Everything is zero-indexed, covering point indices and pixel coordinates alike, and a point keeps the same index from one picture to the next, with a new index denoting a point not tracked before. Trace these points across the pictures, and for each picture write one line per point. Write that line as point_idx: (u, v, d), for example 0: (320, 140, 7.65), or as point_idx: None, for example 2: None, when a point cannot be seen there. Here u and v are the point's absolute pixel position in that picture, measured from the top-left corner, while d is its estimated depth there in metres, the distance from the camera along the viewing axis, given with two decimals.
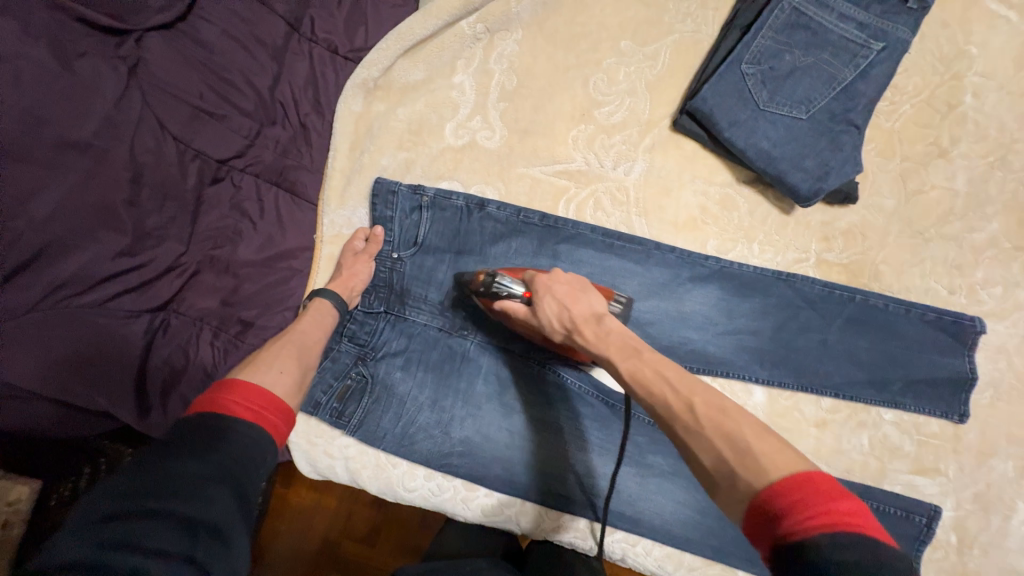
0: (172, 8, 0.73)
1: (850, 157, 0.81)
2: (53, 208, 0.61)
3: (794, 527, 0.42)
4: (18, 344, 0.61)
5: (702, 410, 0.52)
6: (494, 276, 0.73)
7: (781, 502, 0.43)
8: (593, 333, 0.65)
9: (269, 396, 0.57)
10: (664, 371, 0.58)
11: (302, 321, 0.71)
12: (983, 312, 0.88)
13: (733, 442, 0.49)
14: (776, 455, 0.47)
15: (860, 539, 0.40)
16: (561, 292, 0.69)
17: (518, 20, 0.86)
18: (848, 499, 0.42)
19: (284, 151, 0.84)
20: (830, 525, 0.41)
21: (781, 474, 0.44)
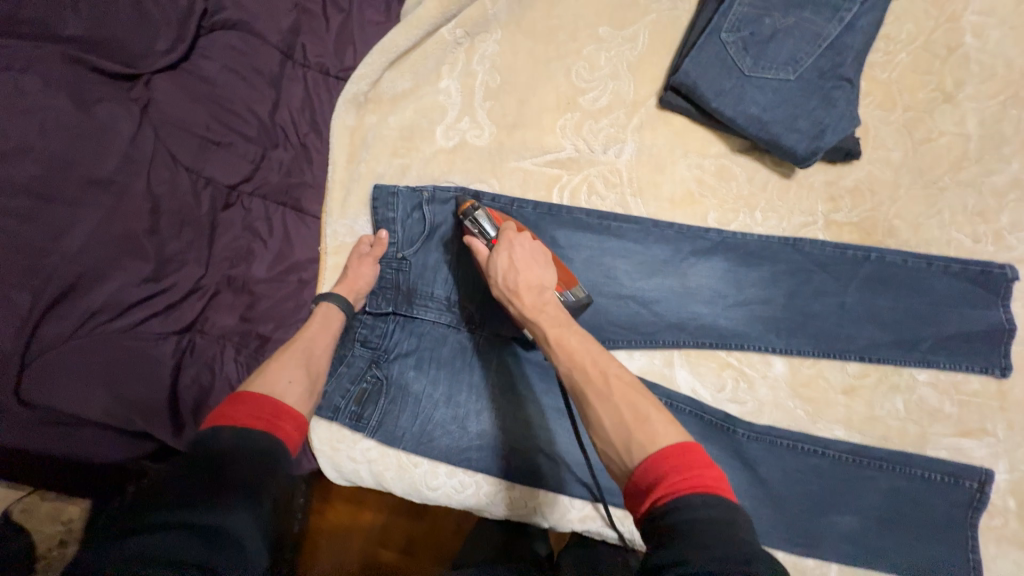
0: (176, 50, 0.78)
1: (845, 112, 0.79)
2: (83, 241, 0.68)
3: (669, 490, 0.48)
4: (60, 370, 0.66)
5: (612, 378, 0.56)
6: (475, 212, 0.75)
7: (654, 469, 0.49)
8: (532, 299, 0.66)
9: (279, 405, 0.61)
10: (586, 339, 0.61)
11: (310, 327, 0.76)
12: (1015, 258, 0.83)
13: (634, 409, 0.54)
14: (664, 427, 0.52)
15: (719, 497, 0.46)
16: (520, 253, 0.69)
17: (496, 20, 0.89)
18: (714, 468, 0.49)
19: (288, 171, 0.88)
20: (696, 488, 0.47)
21: (664, 443, 0.50)
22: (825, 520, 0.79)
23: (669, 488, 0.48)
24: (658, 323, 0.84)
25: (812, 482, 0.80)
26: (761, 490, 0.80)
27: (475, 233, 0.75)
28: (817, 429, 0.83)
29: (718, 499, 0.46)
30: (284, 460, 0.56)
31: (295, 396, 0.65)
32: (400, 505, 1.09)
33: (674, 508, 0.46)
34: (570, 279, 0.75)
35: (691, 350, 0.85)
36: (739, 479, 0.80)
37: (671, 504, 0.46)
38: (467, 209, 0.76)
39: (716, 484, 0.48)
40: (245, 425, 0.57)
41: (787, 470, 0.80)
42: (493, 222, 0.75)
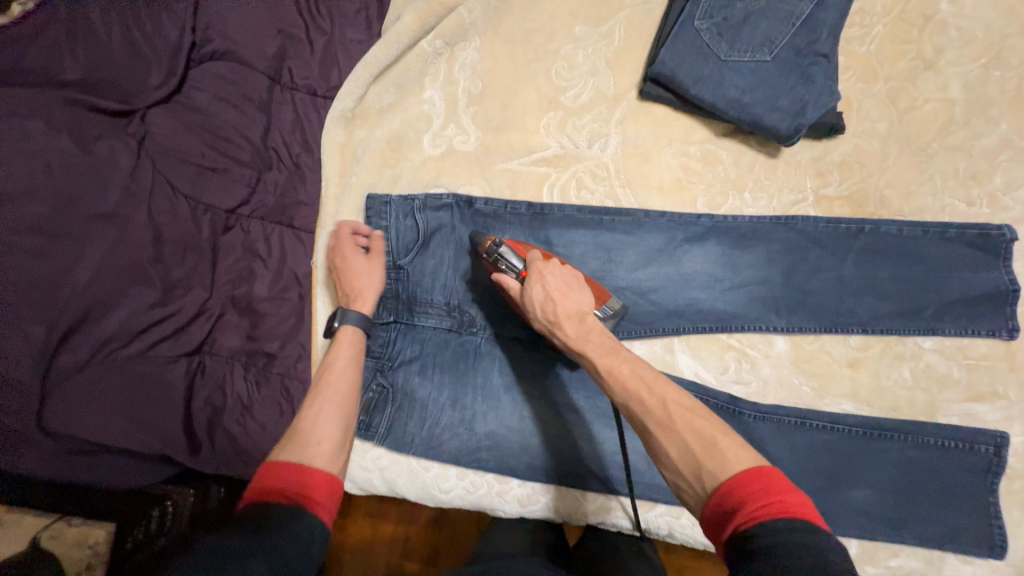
0: (167, 85, 0.81)
1: (825, 88, 0.79)
2: (92, 273, 0.70)
3: (750, 514, 0.46)
4: (79, 399, 0.69)
5: (673, 406, 0.56)
6: (499, 249, 0.74)
7: (734, 495, 0.48)
8: (577, 330, 0.65)
9: (304, 471, 0.57)
10: (638, 366, 0.60)
11: (333, 369, 0.69)
12: (1011, 218, 0.83)
13: (697, 434, 0.53)
14: (735, 452, 0.51)
15: (806, 523, 0.44)
16: (554, 280, 0.68)
17: (474, 28, 0.91)
18: (798, 492, 0.47)
19: (283, 192, 0.90)
20: (783, 513, 0.45)
21: (742, 466, 0.49)
22: (842, 497, 0.78)
23: (751, 513, 0.46)
24: (657, 311, 0.84)
25: (824, 459, 0.80)
26: (774, 471, 0.80)
27: (502, 269, 0.74)
28: (823, 404, 0.83)
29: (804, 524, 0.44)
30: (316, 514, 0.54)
31: (328, 452, 0.60)
32: (419, 515, 1.10)
33: (761, 534, 0.44)
34: (603, 295, 0.75)
35: (691, 335, 0.86)
36: None
37: (756, 530, 0.45)
38: (489, 245, 0.75)
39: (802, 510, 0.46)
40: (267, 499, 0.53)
41: (798, 448, 0.80)
42: (518, 255, 0.73)
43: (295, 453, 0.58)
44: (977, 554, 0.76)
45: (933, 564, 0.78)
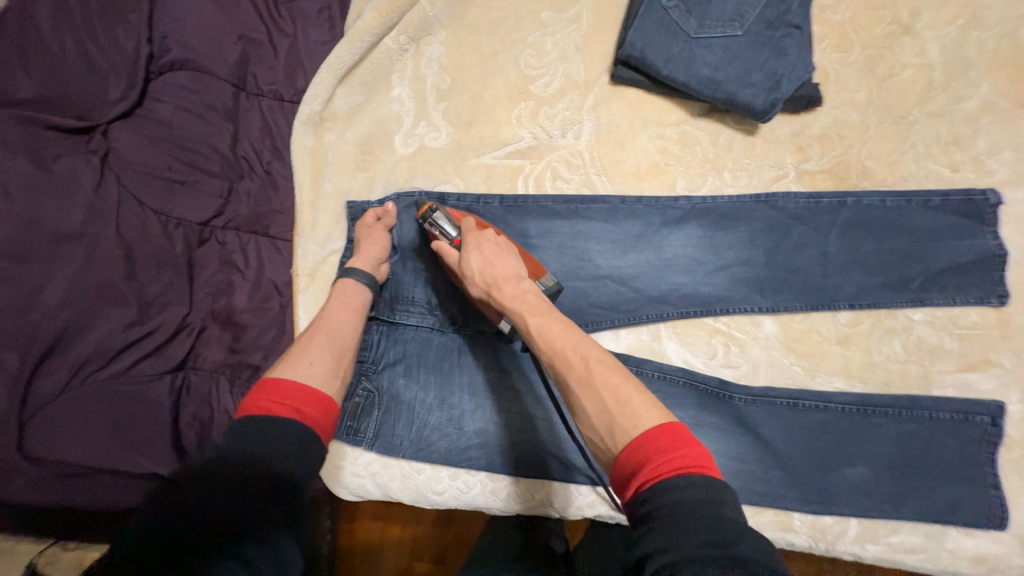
0: (127, 98, 0.78)
1: (798, 60, 0.78)
2: (63, 295, 0.69)
3: (649, 475, 0.48)
4: (61, 423, 0.69)
5: (594, 363, 0.56)
6: (433, 215, 0.76)
7: (637, 458, 0.49)
8: (508, 287, 0.65)
9: (304, 389, 0.60)
10: (569, 325, 0.60)
11: (329, 306, 0.74)
12: (998, 181, 0.81)
13: (615, 392, 0.53)
14: (647, 409, 0.52)
15: (701, 478, 0.46)
16: (488, 245, 0.69)
17: (438, 21, 0.90)
18: (696, 446, 0.49)
19: (257, 201, 0.87)
20: (678, 470, 0.47)
21: (646, 425, 0.50)
22: (838, 475, 0.77)
23: (651, 472, 0.48)
24: (639, 298, 0.83)
25: (818, 438, 0.78)
26: (767, 453, 0.79)
27: (437, 236, 0.76)
28: (814, 383, 0.82)
29: (703, 480, 0.46)
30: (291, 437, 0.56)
31: (320, 375, 0.63)
32: (425, 517, 1.09)
33: (655, 492, 0.46)
34: (539, 271, 0.74)
35: (677, 321, 0.84)
36: (742, 444, 0.79)
37: (652, 488, 0.47)
38: (426, 212, 0.77)
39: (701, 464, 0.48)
40: (269, 413, 0.57)
41: (790, 429, 0.79)
42: (453, 222, 0.76)
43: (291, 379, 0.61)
44: (978, 526, 0.75)
45: (933, 537, 0.76)
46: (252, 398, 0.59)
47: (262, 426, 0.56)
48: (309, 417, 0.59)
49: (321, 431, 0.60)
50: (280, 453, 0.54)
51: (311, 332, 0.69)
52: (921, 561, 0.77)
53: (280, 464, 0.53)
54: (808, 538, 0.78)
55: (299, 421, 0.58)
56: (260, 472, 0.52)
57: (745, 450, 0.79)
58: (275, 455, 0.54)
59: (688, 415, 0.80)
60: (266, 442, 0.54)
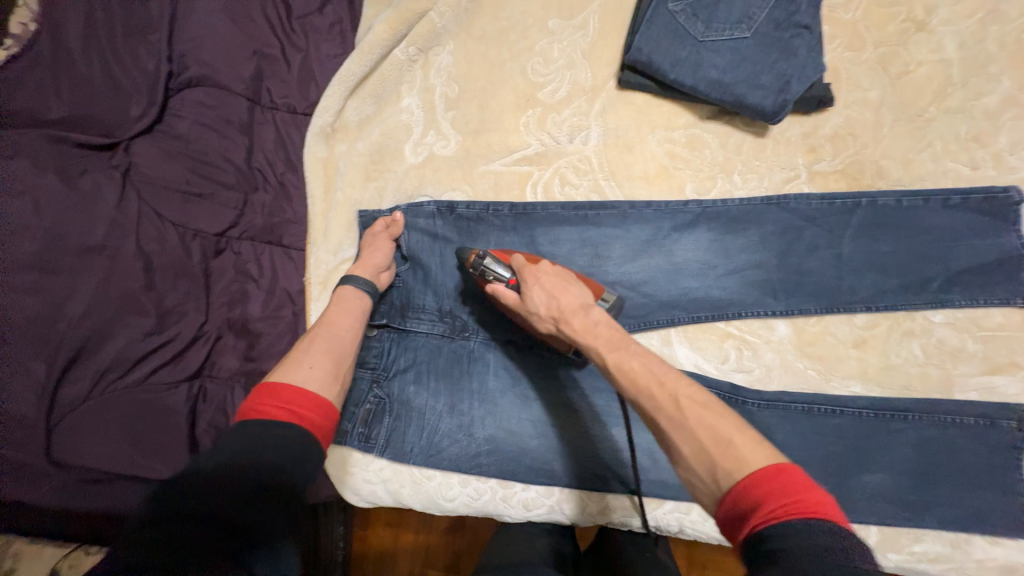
0: (147, 114, 0.81)
1: (808, 60, 0.77)
2: (86, 305, 0.71)
3: (766, 516, 0.44)
4: (84, 429, 0.71)
5: (685, 400, 0.53)
6: (483, 259, 0.74)
7: (749, 500, 0.46)
8: (580, 322, 0.64)
9: (305, 393, 0.62)
10: (647, 359, 0.58)
11: (329, 312, 0.75)
12: (1019, 179, 0.79)
13: (715, 432, 0.50)
14: (753, 449, 0.49)
15: (827, 524, 0.42)
16: (550, 280, 0.68)
17: (446, 32, 0.91)
18: (819, 490, 0.45)
19: (271, 212, 0.89)
20: (802, 514, 0.43)
21: (760, 464, 0.47)
22: (856, 482, 0.75)
23: (769, 514, 0.44)
24: (650, 303, 0.82)
25: (835, 444, 0.77)
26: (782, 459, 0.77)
27: (490, 279, 0.74)
28: (831, 388, 0.80)
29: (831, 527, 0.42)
30: (289, 440, 0.57)
31: (320, 381, 0.65)
32: (436, 523, 1.09)
33: (777, 534, 0.42)
34: (597, 288, 0.75)
35: (688, 325, 0.84)
36: None
37: (773, 530, 0.43)
38: (473, 260, 0.75)
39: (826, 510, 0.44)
40: (271, 417, 0.58)
41: (806, 435, 0.77)
42: (503, 263, 0.74)
43: (298, 385, 0.62)
44: (1005, 535, 0.72)
45: (959, 547, 0.74)
46: (252, 401, 0.60)
47: (260, 428, 0.56)
48: (308, 420, 0.60)
49: (319, 434, 0.61)
50: (271, 450, 0.55)
51: (311, 337, 0.71)
52: (946, 571, 0.74)
53: (277, 460, 0.54)
54: None
55: (296, 424, 0.59)
56: (251, 470, 0.52)
57: None
58: (263, 453, 0.54)
59: None
60: (254, 442, 0.55)
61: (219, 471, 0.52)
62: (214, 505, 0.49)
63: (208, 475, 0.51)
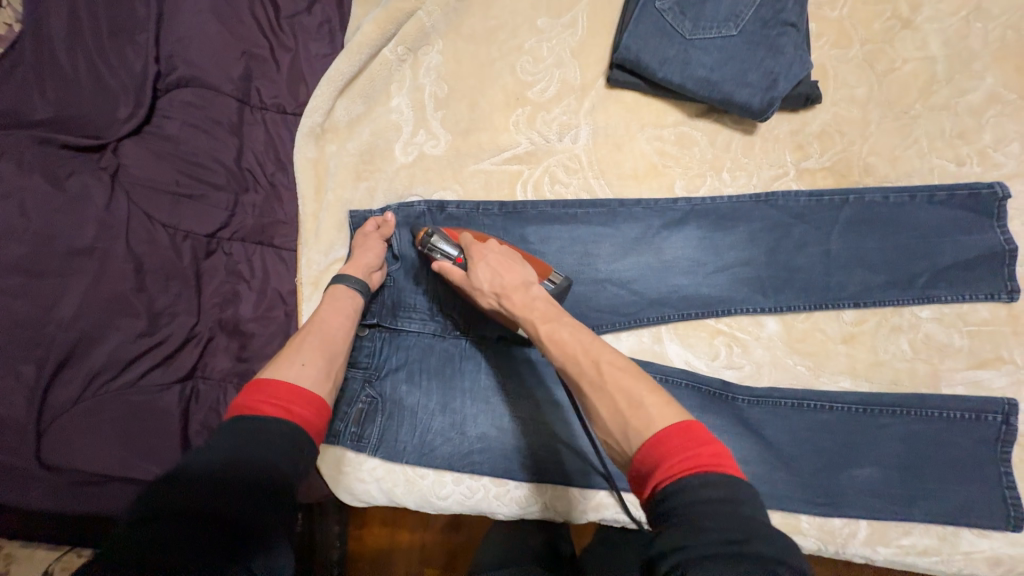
0: (136, 116, 0.81)
1: (795, 58, 0.78)
2: (76, 308, 0.71)
3: (665, 473, 0.46)
4: (76, 431, 0.71)
5: (607, 366, 0.55)
6: (432, 238, 0.75)
7: (651, 460, 0.48)
8: (520, 296, 0.65)
9: (296, 390, 0.62)
10: (578, 329, 0.60)
11: (321, 310, 0.75)
12: (1005, 175, 0.79)
13: (628, 393, 0.52)
14: (664, 409, 0.51)
15: (720, 475, 0.45)
16: (496, 255, 0.70)
17: (435, 31, 0.91)
18: (714, 444, 0.48)
19: (262, 213, 0.89)
20: (697, 468, 0.46)
21: (663, 424, 0.49)
22: (845, 476, 0.76)
23: (668, 471, 0.46)
24: (640, 301, 0.83)
25: (824, 439, 0.77)
26: (772, 454, 0.78)
27: (438, 258, 0.75)
28: (820, 383, 0.81)
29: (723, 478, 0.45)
30: (286, 442, 0.57)
31: (311, 378, 0.65)
32: (433, 522, 1.10)
33: (673, 491, 0.45)
34: (545, 269, 0.75)
35: (678, 323, 0.84)
36: (748, 447, 0.78)
37: (670, 487, 0.45)
38: (424, 238, 0.75)
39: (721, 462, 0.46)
40: (262, 414, 0.58)
41: (795, 430, 0.78)
42: (452, 241, 0.75)
43: (288, 383, 0.63)
44: (992, 527, 0.73)
45: (947, 539, 0.75)
46: (242, 399, 0.60)
47: (252, 425, 0.57)
48: (300, 416, 0.61)
49: (311, 430, 0.62)
50: (267, 450, 0.55)
51: (301, 335, 0.71)
52: (935, 564, 0.75)
53: (276, 463, 0.54)
54: (818, 542, 0.76)
55: (289, 421, 0.59)
56: (249, 470, 0.52)
57: (752, 452, 0.78)
58: (258, 452, 0.54)
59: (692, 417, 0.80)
60: (248, 440, 0.55)
61: (214, 469, 0.51)
62: (214, 503, 0.49)
63: (205, 474, 0.51)
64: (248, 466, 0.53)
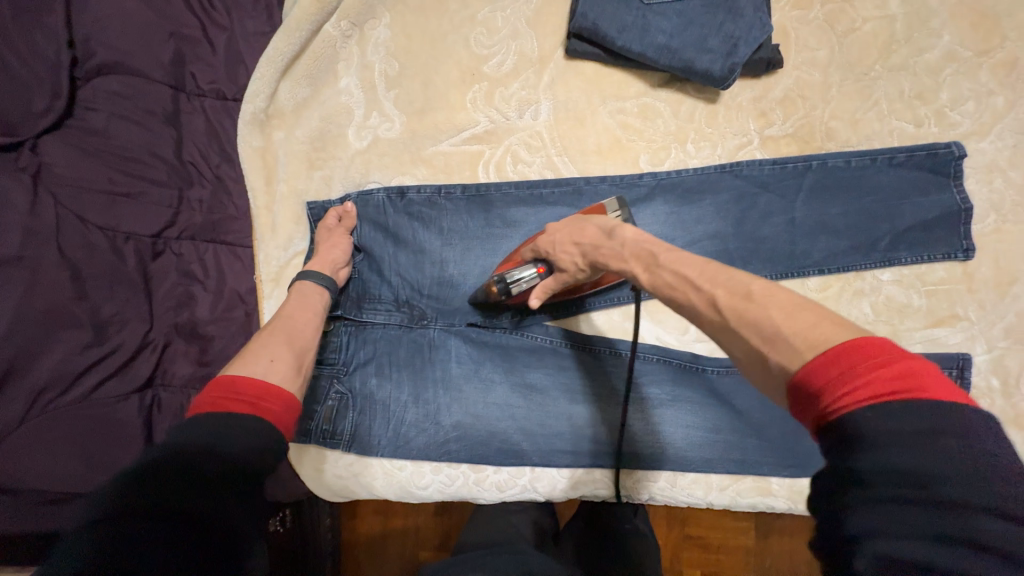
0: (54, 109, 0.71)
1: (754, 22, 0.76)
2: (6, 323, 0.63)
3: (838, 404, 0.37)
4: (26, 452, 0.64)
5: (725, 302, 0.48)
6: (503, 278, 0.73)
7: (818, 382, 0.39)
8: (604, 247, 0.63)
9: (261, 385, 0.58)
10: (681, 267, 0.54)
11: (287, 305, 0.72)
12: (961, 134, 0.80)
13: (759, 331, 0.44)
14: (809, 329, 0.41)
15: (920, 404, 0.35)
16: (563, 232, 0.69)
17: (381, 3, 0.85)
18: (909, 362, 0.37)
19: (210, 208, 0.84)
20: (886, 396, 0.36)
21: (833, 344, 0.39)
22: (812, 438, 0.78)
23: (848, 397, 0.37)
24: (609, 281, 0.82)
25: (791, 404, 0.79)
26: (741, 422, 0.80)
27: (528, 285, 0.73)
28: None
29: (934, 406, 0.35)
30: (261, 440, 0.54)
31: (281, 372, 0.61)
32: (424, 506, 1.10)
33: (858, 421, 0.36)
34: (602, 207, 0.75)
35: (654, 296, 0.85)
36: (718, 416, 0.81)
37: (849, 416, 0.37)
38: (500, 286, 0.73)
39: (924, 384, 0.36)
40: (230, 411, 0.54)
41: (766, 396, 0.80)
42: (518, 266, 0.74)
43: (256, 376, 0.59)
44: None
45: None
46: (223, 390, 0.56)
47: (212, 422, 0.52)
48: (268, 412, 0.57)
49: (281, 426, 0.58)
50: (241, 445, 0.52)
51: (268, 330, 0.67)
52: None
53: (245, 461, 0.51)
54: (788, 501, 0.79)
55: (257, 416, 0.55)
56: (220, 466, 0.49)
57: (722, 421, 0.81)
58: (232, 448, 0.51)
59: (663, 391, 0.82)
60: (214, 435, 0.51)
61: (176, 467, 0.48)
62: (182, 503, 0.46)
63: (165, 471, 0.47)
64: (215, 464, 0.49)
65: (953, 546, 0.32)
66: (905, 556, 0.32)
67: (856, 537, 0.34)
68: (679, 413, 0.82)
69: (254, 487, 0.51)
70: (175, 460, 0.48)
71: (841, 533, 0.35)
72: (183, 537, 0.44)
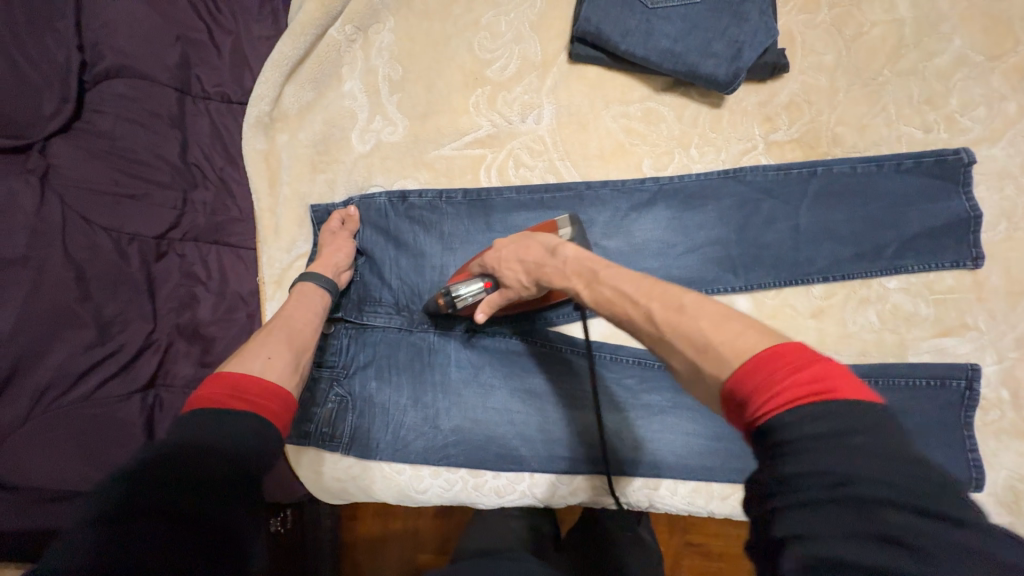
0: (63, 112, 0.71)
1: (760, 26, 0.75)
2: (12, 323, 0.63)
3: (761, 410, 0.38)
4: (26, 451, 0.64)
5: (660, 316, 0.49)
6: (449, 292, 0.73)
7: (744, 389, 0.40)
8: (548, 265, 0.63)
9: (260, 382, 0.59)
10: (626, 282, 0.55)
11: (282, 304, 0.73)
12: (972, 140, 0.78)
13: (694, 344, 0.45)
14: (737, 339, 0.42)
15: (833, 405, 0.36)
16: (509, 248, 0.68)
17: (385, 7, 0.85)
18: (819, 364, 0.38)
19: (213, 211, 0.85)
20: (802, 399, 0.37)
21: (750, 353, 0.40)
22: None
23: (769, 402, 0.38)
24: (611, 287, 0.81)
25: None
26: None
27: (475, 299, 0.73)
28: None
29: (845, 405, 0.36)
30: (261, 440, 0.54)
31: (279, 370, 0.62)
32: (426, 508, 1.10)
33: (782, 424, 0.36)
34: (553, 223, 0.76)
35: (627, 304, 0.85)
36: (720, 424, 0.80)
37: (774, 420, 0.37)
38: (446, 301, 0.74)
39: (835, 384, 0.37)
40: (227, 407, 0.55)
41: None
42: (463, 281, 0.74)
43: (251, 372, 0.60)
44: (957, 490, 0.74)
45: None
46: (228, 387, 0.56)
47: (212, 420, 0.53)
48: (268, 411, 0.58)
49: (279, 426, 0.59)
50: (242, 445, 0.52)
51: (265, 329, 0.68)
52: None
53: (247, 460, 0.51)
54: None
55: (257, 415, 0.56)
56: (223, 464, 0.50)
57: (723, 429, 0.80)
58: (233, 447, 0.51)
59: (664, 398, 0.82)
60: (216, 433, 0.52)
61: (177, 464, 0.48)
62: (182, 501, 0.45)
63: (166, 469, 0.47)
64: (217, 462, 0.49)
65: (877, 544, 0.32)
66: (829, 558, 0.32)
67: (784, 538, 0.34)
68: (679, 421, 0.81)
69: (254, 487, 0.51)
70: (176, 458, 0.48)
71: (773, 533, 0.35)
72: (184, 535, 0.44)
